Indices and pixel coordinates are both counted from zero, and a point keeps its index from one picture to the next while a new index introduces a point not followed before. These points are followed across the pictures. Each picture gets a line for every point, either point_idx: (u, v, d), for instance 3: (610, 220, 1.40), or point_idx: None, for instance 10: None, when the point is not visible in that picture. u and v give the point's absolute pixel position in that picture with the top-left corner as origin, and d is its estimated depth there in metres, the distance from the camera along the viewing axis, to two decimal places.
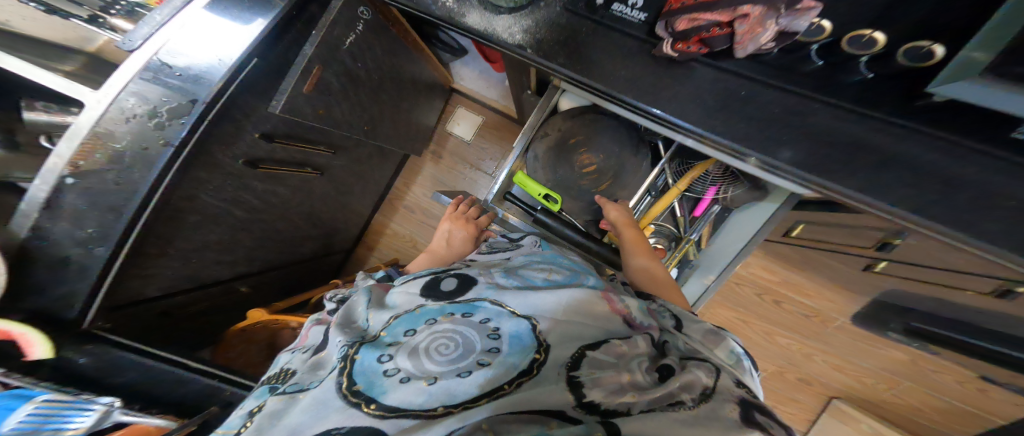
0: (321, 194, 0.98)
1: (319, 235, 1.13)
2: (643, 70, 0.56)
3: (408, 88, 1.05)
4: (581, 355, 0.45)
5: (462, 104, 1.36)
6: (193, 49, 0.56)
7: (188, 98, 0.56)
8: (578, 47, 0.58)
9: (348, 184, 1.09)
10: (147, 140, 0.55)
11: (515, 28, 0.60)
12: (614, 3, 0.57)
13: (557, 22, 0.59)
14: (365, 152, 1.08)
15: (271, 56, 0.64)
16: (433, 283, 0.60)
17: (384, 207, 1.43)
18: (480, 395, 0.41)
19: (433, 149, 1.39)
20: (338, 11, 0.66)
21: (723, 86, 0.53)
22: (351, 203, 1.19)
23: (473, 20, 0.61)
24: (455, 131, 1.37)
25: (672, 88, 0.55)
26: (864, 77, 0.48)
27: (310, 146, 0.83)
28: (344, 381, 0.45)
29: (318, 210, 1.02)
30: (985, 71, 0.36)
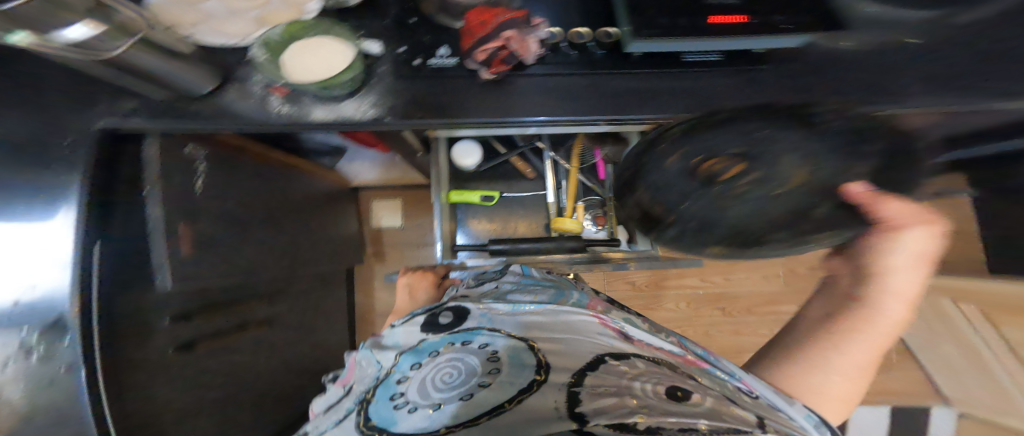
0: (284, 348, 0.80)
1: (313, 385, 0.92)
2: (483, 100, 0.52)
3: (316, 208, 0.96)
4: (580, 375, 0.39)
5: (376, 195, 1.28)
6: (24, 270, 0.41)
7: (55, 315, 0.39)
8: (433, 101, 0.51)
9: (307, 326, 0.92)
10: (41, 375, 0.40)
11: (367, 106, 0.50)
12: (430, 58, 0.51)
13: (400, 89, 0.50)
14: (308, 282, 0.93)
15: (135, 227, 0.47)
16: (433, 320, 0.55)
17: (358, 326, 1.25)
18: (481, 414, 0.34)
19: (373, 249, 1.29)
20: (164, 155, 0.47)
21: (556, 86, 0.52)
22: (323, 339, 1.01)
23: (321, 114, 0.49)
24: (383, 225, 1.29)
25: (512, 102, 0.51)
26: (599, 55, 0.52)
27: (245, 302, 0.68)
28: (360, 418, 0.37)
29: (294, 363, 0.84)
30: (637, 35, 0.45)
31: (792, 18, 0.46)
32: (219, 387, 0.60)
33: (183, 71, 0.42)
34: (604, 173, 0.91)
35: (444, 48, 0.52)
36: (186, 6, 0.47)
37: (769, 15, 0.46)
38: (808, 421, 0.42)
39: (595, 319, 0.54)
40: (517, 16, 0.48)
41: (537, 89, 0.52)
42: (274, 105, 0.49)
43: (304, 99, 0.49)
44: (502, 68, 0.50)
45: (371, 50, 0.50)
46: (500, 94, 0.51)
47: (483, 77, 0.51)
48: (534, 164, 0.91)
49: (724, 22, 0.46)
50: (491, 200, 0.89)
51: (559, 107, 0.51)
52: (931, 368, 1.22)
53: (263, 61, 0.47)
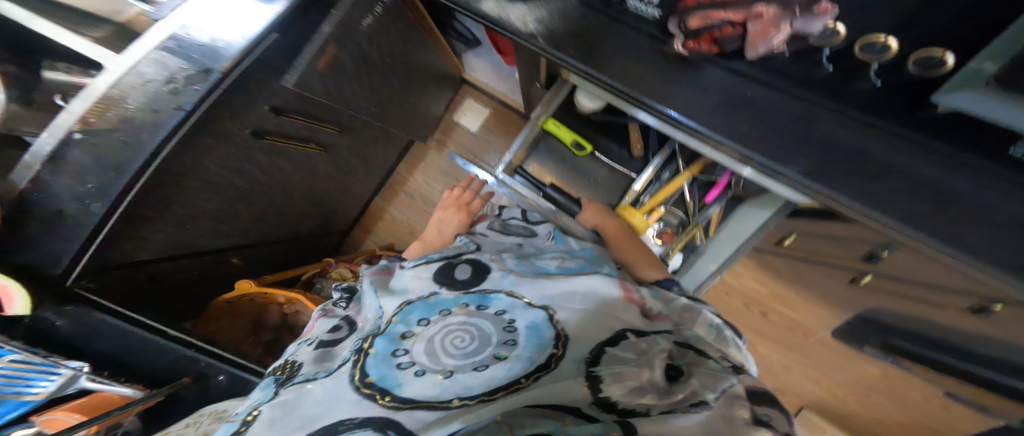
0: (320, 176, 0.78)
1: (319, 214, 0.94)
2: (653, 73, 0.41)
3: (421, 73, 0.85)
4: (598, 351, 0.37)
5: (477, 93, 1.18)
6: (216, 20, 0.39)
7: (202, 69, 0.40)
8: (590, 42, 0.43)
9: (349, 169, 0.89)
10: (159, 101, 0.39)
11: (530, 20, 0.44)
12: None
13: (571, 17, 0.43)
14: (372, 133, 0.86)
15: (292, 32, 0.46)
16: (448, 270, 0.51)
17: (384, 190, 1.24)
18: (497, 389, 0.34)
19: (439, 136, 1.22)
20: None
21: (733, 91, 0.39)
22: (354, 185, 1.00)
23: (490, 8, 0.45)
24: (461, 123, 1.20)
25: (676, 86, 0.40)
26: (871, 86, 0.34)
27: (319, 121, 0.64)
28: (357, 373, 0.38)
29: (319, 191, 0.83)
30: (991, 79, 0.26)
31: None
32: (251, 178, 0.59)
33: None
34: (712, 199, 0.65)
35: None
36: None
37: None
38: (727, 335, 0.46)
39: (617, 292, 0.45)
40: None
41: (715, 81, 0.39)
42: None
43: None
44: (703, 47, 0.37)
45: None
46: (666, 72, 0.41)
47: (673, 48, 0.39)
48: (649, 145, 0.71)
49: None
50: (582, 150, 0.73)
51: (687, 100, 0.40)
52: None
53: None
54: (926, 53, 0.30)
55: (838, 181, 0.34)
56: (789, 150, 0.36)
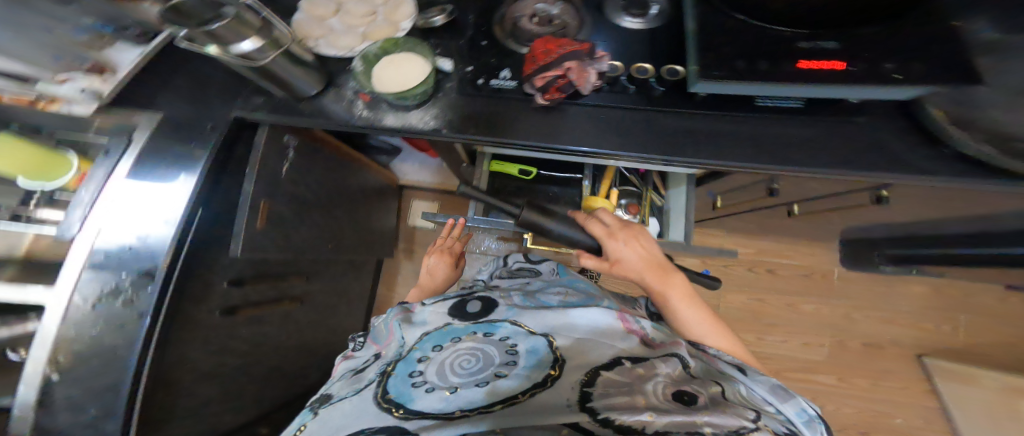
0: (304, 324, 0.81)
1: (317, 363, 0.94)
2: (554, 123, 0.43)
3: (362, 198, 0.95)
4: (593, 374, 0.36)
5: (419, 196, 1.31)
6: (133, 219, 0.41)
7: (145, 270, 0.40)
8: (492, 118, 0.44)
9: (330, 308, 0.93)
10: (122, 315, 0.39)
11: (429, 118, 0.45)
12: (493, 78, 0.46)
13: (460, 104, 0.45)
14: (339, 268, 0.93)
15: (214, 204, 0.47)
16: (461, 305, 0.53)
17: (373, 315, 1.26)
18: (494, 401, 0.33)
19: (403, 245, 1.31)
20: (267, 142, 0.49)
21: (612, 118, 0.42)
22: (340, 321, 1.03)
23: (391, 121, 0.45)
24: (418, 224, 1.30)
25: (572, 129, 0.42)
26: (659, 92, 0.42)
27: (283, 277, 0.69)
28: (380, 391, 0.39)
29: (308, 340, 0.86)
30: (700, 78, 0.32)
31: (919, 62, 0.30)
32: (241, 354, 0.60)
33: (302, 78, 0.42)
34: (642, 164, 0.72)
35: (507, 72, 0.46)
36: (321, 25, 0.49)
37: (874, 60, 0.30)
38: (799, 417, 0.36)
39: (615, 320, 0.45)
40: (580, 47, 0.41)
41: (589, 117, 0.42)
42: (357, 110, 0.46)
43: (381, 106, 0.45)
44: (557, 97, 0.42)
45: (444, 66, 0.46)
46: (554, 122, 0.43)
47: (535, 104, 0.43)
48: None
49: (816, 68, 0.31)
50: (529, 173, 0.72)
51: (589, 137, 0.42)
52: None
53: (361, 74, 0.44)
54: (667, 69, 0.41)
55: (722, 152, 0.39)
56: (681, 144, 0.40)
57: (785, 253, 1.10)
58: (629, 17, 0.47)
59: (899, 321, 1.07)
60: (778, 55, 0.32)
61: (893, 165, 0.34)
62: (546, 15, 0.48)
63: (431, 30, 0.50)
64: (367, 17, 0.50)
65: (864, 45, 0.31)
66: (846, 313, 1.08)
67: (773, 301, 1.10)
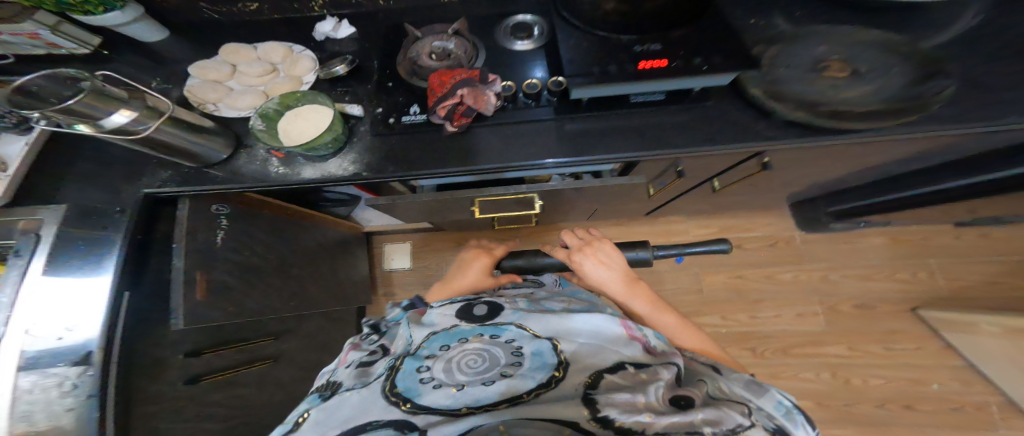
0: (285, 384, 0.81)
1: None
2: (463, 145, 0.47)
3: (323, 252, 0.96)
4: (596, 377, 0.36)
5: (389, 239, 1.31)
6: (54, 314, 0.42)
7: (78, 356, 0.41)
8: (402, 153, 0.48)
9: (311, 365, 0.92)
10: (63, 402, 0.40)
11: (347, 163, 0.49)
12: (404, 114, 0.49)
13: (376, 145, 0.49)
14: (313, 323, 0.93)
15: (144, 286, 0.50)
16: (469, 305, 0.50)
17: None
18: (499, 401, 0.34)
19: (383, 290, 1.28)
20: (188, 216, 0.53)
21: (515, 133, 0.46)
22: None
23: (309, 173, 0.50)
24: (393, 266, 1.29)
25: (483, 148, 0.46)
26: (548, 103, 0.46)
27: (252, 340, 0.69)
28: (388, 383, 0.39)
29: (291, 399, 0.85)
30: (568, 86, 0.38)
31: (717, 55, 0.37)
32: (219, 419, 0.63)
33: (205, 142, 0.48)
34: None
35: (415, 107, 0.50)
36: (216, 88, 0.57)
37: (687, 57, 0.38)
38: (777, 410, 0.33)
39: (618, 328, 0.44)
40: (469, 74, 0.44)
41: (492, 134, 0.46)
42: (272, 166, 0.52)
43: (297, 160, 0.51)
44: (464, 122, 0.45)
45: (355, 113, 0.51)
46: (459, 147, 0.46)
47: (446, 132, 0.46)
48: None
49: (651, 67, 0.38)
50: None
51: (495, 155, 0.45)
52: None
53: (263, 131, 0.48)
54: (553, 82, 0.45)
55: (612, 150, 0.42)
56: (584, 146, 0.43)
57: (745, 228, 1.14)
58: (518, 40, 0.53)
59: (877, 276, 1.07)
60: (627, 59, 0.39)
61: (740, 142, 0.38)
62: (442, 50, 0.52)
63: (337, 78, 0.56)
64: (269, 76, 0.58)
65: (679, 43, 0.39)
66: (821, 276, 1.09)
67: (751, 277, 1.10)
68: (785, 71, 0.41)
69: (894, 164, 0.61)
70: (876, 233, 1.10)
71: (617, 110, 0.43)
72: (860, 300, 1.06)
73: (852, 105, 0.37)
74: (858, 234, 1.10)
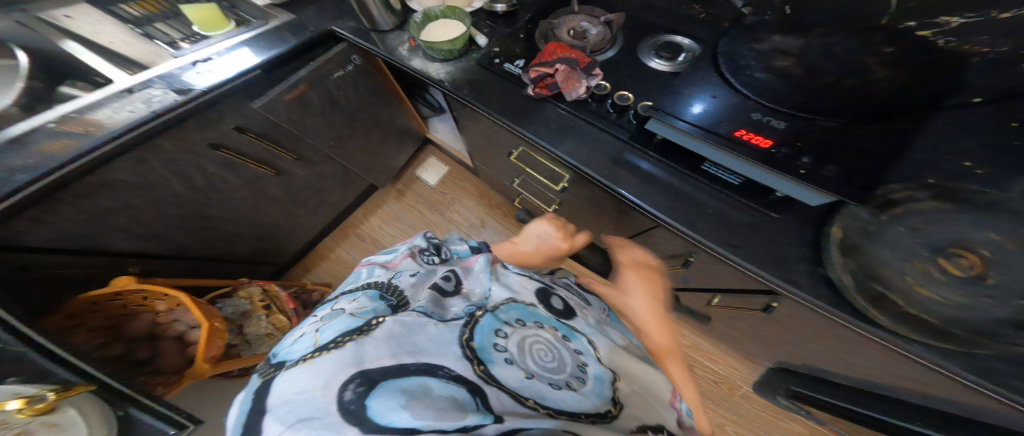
0: (265, 201, 0.83)
1: (262, 240, 0.97)
2: (542, 119, 0.46)
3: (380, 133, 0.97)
4: (643, 429, 0.35)
5: (438, 154, 1.33)
6: (212, 60, 0.60)
7: (184, 87, 0.57)
8: (485, 89, 0.48)
9: (296, 201, 0.93)
10: (145, 103, 0.55)
11: (443, 73, 0.49)
12: (508, 61, 0.49)
13: (473, 71, 0.49)
14: (330, 170, 0.94)
15: (269, 77, 0.63)
16: (546, 293, 0.48)
17: (337, 230, 1.26)
18: (564, 410, 0.31)
19: (399, 186, 1.31)
20: (336, 55, 0.67)
21: (594, 138, 0.45)
22: (306, 220, 1.05)
23: (415, 65, 0.51)
24: (422, 176, 1.31)
25: (557, 132, 0.45)
26: (630, 124, 0.44)
27: (277, 147, 0.75)
28: (465, 331, 0.33)
29: (264, 218, 0.89)
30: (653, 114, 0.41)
31: (828, 169, 0.34)
32: (186, 185, 0.65)
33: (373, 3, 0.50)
34: None
35: (521, 61, 0.49)
36: None
37: (793, 152, 0.35)
38: None
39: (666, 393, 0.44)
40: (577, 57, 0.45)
41: (575, 127, 0.45)
42: (401, 50, 0.53)
43: (419, 52, 0.52)
44: (544, 93, 0.46)
45: (479, 42, 0.51)
46: (533, 112, 0.46)
47: (526, 92, 0.46)
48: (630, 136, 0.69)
49: (747, 140, 0.37)
50: None
51: (561, 142, 0.44)
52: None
53: (417, 25, 0.52)
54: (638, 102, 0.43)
55: (664, 208, 0.41)
56: (643, 190, 0.42)
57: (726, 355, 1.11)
58: (657, 58, 0.48)
59: None
60: (731, 121, 0.39)
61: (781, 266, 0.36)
62: (583, 32, 0.50)
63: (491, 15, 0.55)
64: None
65: (799, 137, 0.37)
66: None
67: None
68: (902, 232, 0.34)
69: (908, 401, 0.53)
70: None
71: (687, 171, 0.42)
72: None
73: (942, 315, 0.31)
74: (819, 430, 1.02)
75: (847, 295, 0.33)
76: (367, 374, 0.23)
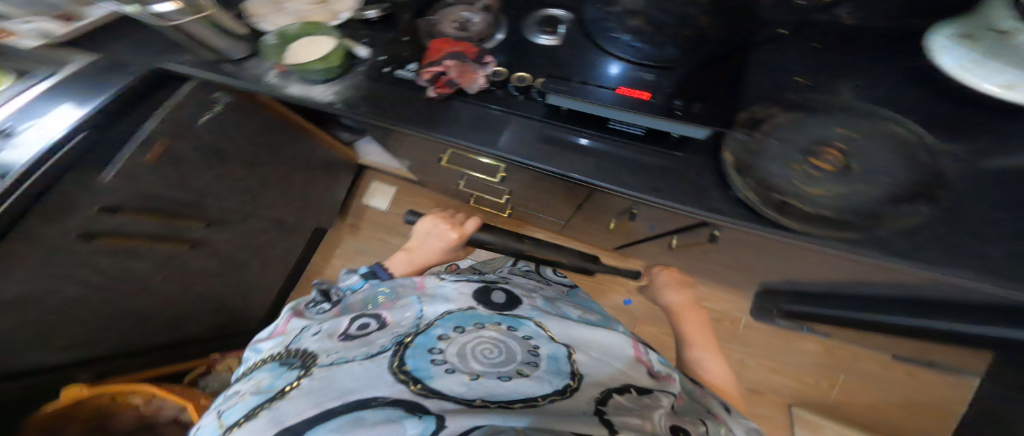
0: (196, 275, 0.78)
1: (212, 315, 0.91)
2: (450, 119, 0.44)
3: (305, 169, 0.93)
4: (608, 394, 0.37)
5: (378, 177, 1.29)
6: (19, 135, 0.45)
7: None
8: (382, 101, 0.45)
9: (237, 265, 0.88)
10: None
11: (332, 95, 0.46)
12: (398, 67, 0.47)
13: (364, 87, 0.46)
14: (263, 224, 0.89)
15: (110, 131, 0.49)
16: (485, 293, 0.53)
17: (300, 282, 1.21)
18: (514, 399, 0.32)
19: (350, 221, 1.27)
20: (191, 91, 0.54)
21: (504, 123, 0.44)
22: (257, 282, 0.99)
23: (294, 92, 0.46)
24: (371, 204, 1.28)
25: (459, 127, 0.44)
26: (537, 102, 0.44)
27: (182, 218, 0.66)
28: (394, 360, 0.36)
29: (204, 292, 0.83)
30: (547, 90, 0.39)
31: (697, 105, 0.37)
32: (90, 283, 0.59)
33: (221, 42, 0.46)
34: None
35: (413, 64, 0.47)
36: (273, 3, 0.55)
37: (669, 97, 0.38)
38: None
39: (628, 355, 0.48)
40: (462, 50, 0.46)
41: (479, 118, 0.44)
42: (268, 77, 0.48)
43: (291, 77, 0.47)
44: (445, 91, 0.44)
45: (360, 54, 0.48)
46: (437, 113, 0.44)
47: (427, 95, 0.45)
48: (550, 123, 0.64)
49: (630, 93, 0.38)
50: None
51: (476, 136, 0.43)
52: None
53: (271, 47, 0.48)
54: (519, 76, 0.45)
55: (592, 174, 0.41)
56: (568, 162, 0.42)
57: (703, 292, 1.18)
58: (542, 34, 0.48)
59: (798, 377, 1.12)
60: (613, 82, 0.41)
61: (698, 200, 0.38)
62: (466, 22, 0.50)
63: (366, 22, 0.53)
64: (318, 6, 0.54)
65: (670, 84, 0.40)
66: (745, 360, 1.15)
67: None
68: (776, 144, 0.36)
69: (848, 286, 0.59)
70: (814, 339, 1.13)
71: (599, 133, 0.42)
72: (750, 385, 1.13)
73: (846, 202, 0.33)
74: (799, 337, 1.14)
75: (761, 213, 0.34)
76: (292, 429, 0.28)
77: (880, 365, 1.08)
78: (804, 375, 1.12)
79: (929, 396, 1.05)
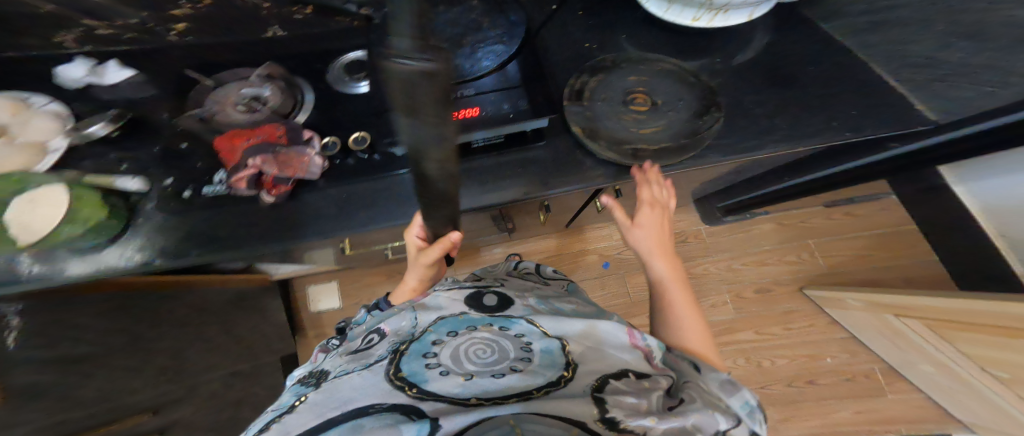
0: None
1: None
2: (293, 214, 0.43)
3: (216, 307, 0.88)
4: (603, 381, 0.34)
5: (311, 281, 1.23)
6: None
7: None
8: (201, 232, 0.43)
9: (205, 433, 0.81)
10: None
11: (133, 253, 0.43)
12: (204, 185, 0.45)
13: (171, 226, 0.43)
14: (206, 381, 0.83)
15: None
16: (478, 296, 0.51)
17: None
18: (509, 395, 0.31)
19: (314, 333, 1.21)
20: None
21: (342, 196, 0.44)
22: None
23: (81, 267, 0.42)
24: (321, 307, 1.23)
25: (299, 220, 0.43)
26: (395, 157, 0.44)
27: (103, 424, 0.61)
28: (392, 366, 0.36)
29: None
30: None
31: (524, 102, 0.40)
32: None
33: None
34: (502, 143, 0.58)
35: (221, 173, 0.45)
36: None
37: (497, 103, 0.40)
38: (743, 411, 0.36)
39: (626, 337, 0.43)
40: (268, 142, 0.43)
41: (318, 200, 0.43)
42: (27, 266, 0.42)
43: (58, 254, 0.42)
44: (281, 190, 0.42)
45: (130, 189, 0.44)
46: (283, 216, 0.43)
47: (264, 202, 0.43)
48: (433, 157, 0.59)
49: (461, 116, 0.39)
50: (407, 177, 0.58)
51: (325, 221, 0.43)
52: (929, 391, 1.04)
53: None
54: (358, 137, 0.44)
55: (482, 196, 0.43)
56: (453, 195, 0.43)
57: None
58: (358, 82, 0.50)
59: (768, 260, 1.19)
60: None
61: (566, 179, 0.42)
62: (252, 100, 0.47)
63: (97, 140, 0.48)
64: None
65: (490, 91, 0.41)
66: (731, 265, 1.19)
67: None
68: (602, 106, 0.45)
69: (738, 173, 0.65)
70: (765, 220, 1.22)
71: (462, 160, 0.43)
72: (758, 286, 1.17)
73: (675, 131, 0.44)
74: (750, 223, 1.21)
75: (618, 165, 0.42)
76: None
77: (818, 215, 1.22)
78: (782, 256, 1.19)
79: (878, 223, 1.21)
